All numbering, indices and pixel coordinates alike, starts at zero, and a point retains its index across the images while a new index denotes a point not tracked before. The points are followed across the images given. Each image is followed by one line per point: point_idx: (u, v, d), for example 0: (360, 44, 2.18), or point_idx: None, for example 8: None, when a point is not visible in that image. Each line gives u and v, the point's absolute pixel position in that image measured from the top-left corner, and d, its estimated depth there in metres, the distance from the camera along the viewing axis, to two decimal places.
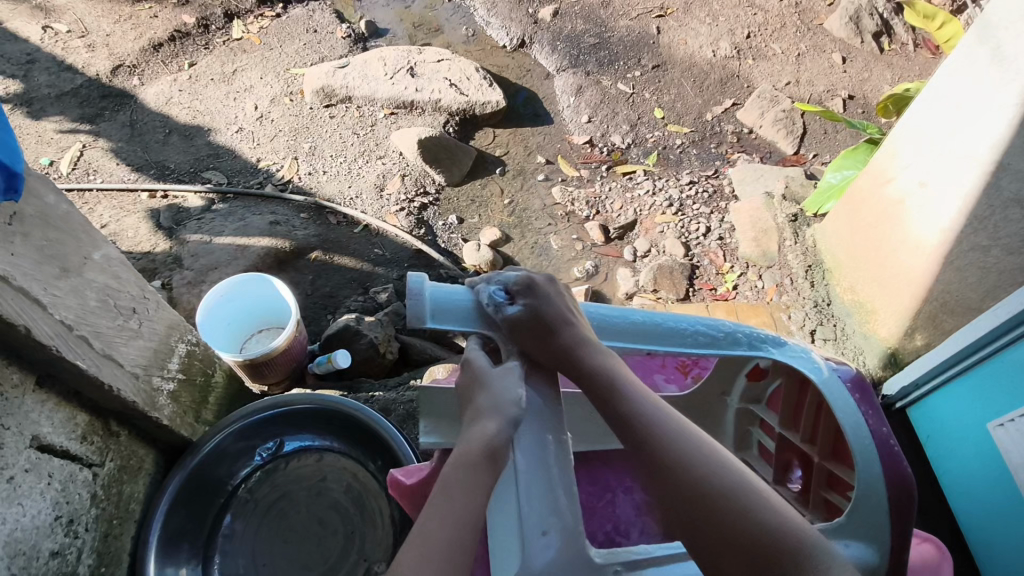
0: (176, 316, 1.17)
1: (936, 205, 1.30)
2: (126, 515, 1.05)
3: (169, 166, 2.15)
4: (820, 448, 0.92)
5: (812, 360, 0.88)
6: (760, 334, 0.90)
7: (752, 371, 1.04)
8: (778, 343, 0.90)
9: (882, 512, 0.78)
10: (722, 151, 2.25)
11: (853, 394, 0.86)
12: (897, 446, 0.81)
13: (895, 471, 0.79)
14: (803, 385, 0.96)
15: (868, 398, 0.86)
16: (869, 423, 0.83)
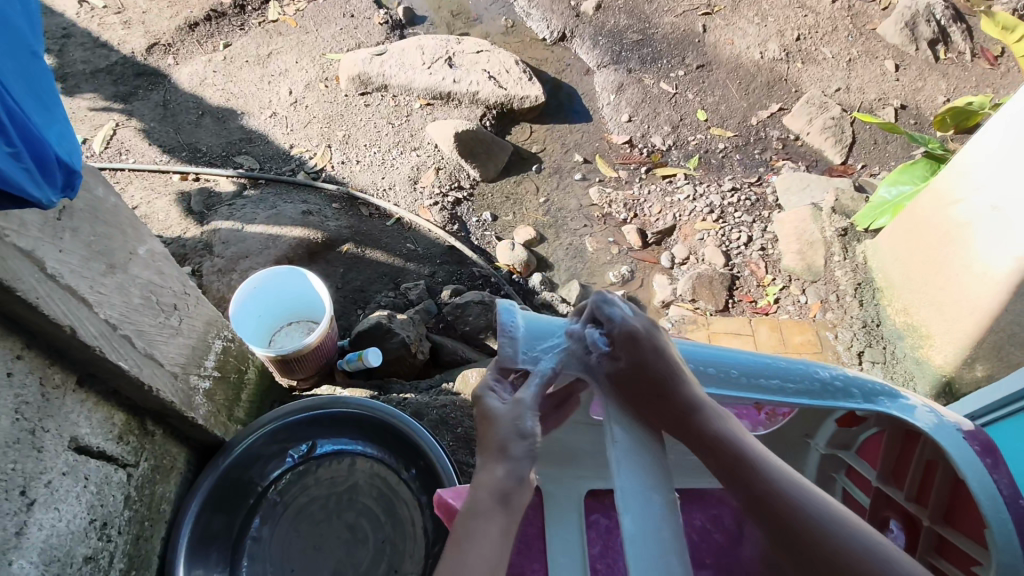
0: (214, 312, 1.13)
1: (1014, 231, 1.24)
2: (157, 516, 1.03)
3: (201, 148, 2.12)
4: (931, 510, 0.81)
5: (914, 408, 0.77)
6: (871, 385, 0.79)
7: (844, 415, 0.93)
8: (893, 396, 0.78)
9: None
10: (766, 158, 2.18)
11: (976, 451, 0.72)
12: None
13: None
14: (909, 438, 0.85)
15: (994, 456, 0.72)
16: (1002, 491, 0.69)
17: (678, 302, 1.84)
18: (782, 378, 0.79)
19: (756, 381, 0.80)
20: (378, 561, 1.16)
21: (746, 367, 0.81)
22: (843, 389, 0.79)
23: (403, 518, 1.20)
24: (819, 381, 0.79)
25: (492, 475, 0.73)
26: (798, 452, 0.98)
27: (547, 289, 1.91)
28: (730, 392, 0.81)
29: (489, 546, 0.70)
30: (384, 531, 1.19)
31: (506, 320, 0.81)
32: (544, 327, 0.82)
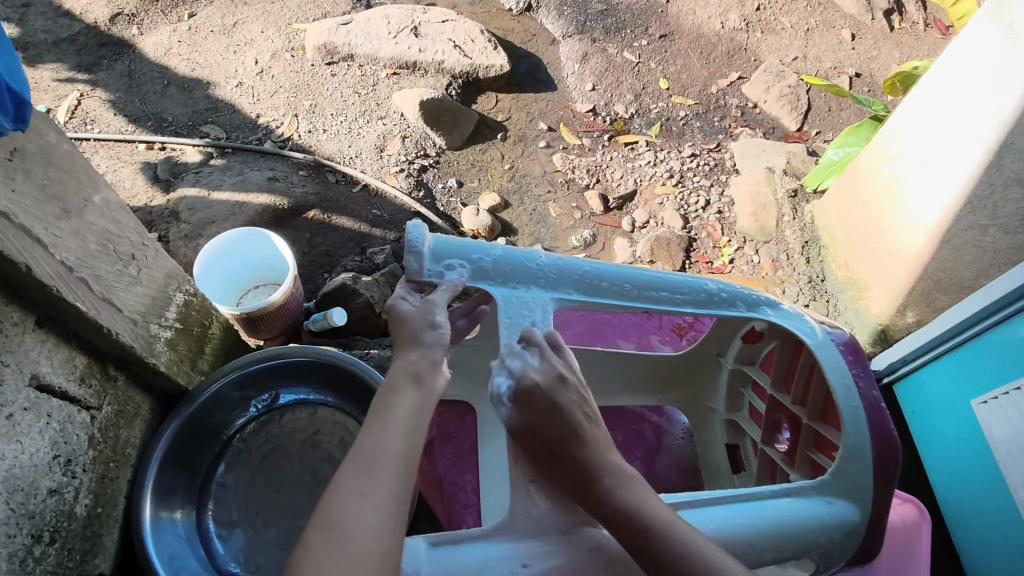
0: (175, 266, 1.17)
1: (938, 184, 1.29)
2: (122, 459, 1.07)
3: (167, 118, 2.13)
4: (810, 409, 0.93)
5: (808, 323, 0.91)
6: (758, 297, 0.92)
7: (749, 332, 1.05)
8: (775, 306, 0.92)
9: (866, 472, 0.83)
10: (725, 125, 2.24)
11: (846, 357, 0.88)
12: (886, 410, 0.85)
13: (882, 432, 0.83)
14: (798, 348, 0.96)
15: (860, 361, 0.88)
16: (860, 385, 0.86)
17: (637, 263, 1.90)
18: (670, 289, 0.90)
19: (650, 293, 0.89)
20: None
21: (637, 281, 0.89)
22: (725, 299, 0.91)
23: None
24: (705, 292, 0.90)
25: (405, 359, 0.81)
26: (712, 370, 1.13)
27: None
28: (622, 303, 0.88)
29: (402, 417, 0.75)
30: None
31: (414, 238, 0.83)
32: (450, 245, 0.85)
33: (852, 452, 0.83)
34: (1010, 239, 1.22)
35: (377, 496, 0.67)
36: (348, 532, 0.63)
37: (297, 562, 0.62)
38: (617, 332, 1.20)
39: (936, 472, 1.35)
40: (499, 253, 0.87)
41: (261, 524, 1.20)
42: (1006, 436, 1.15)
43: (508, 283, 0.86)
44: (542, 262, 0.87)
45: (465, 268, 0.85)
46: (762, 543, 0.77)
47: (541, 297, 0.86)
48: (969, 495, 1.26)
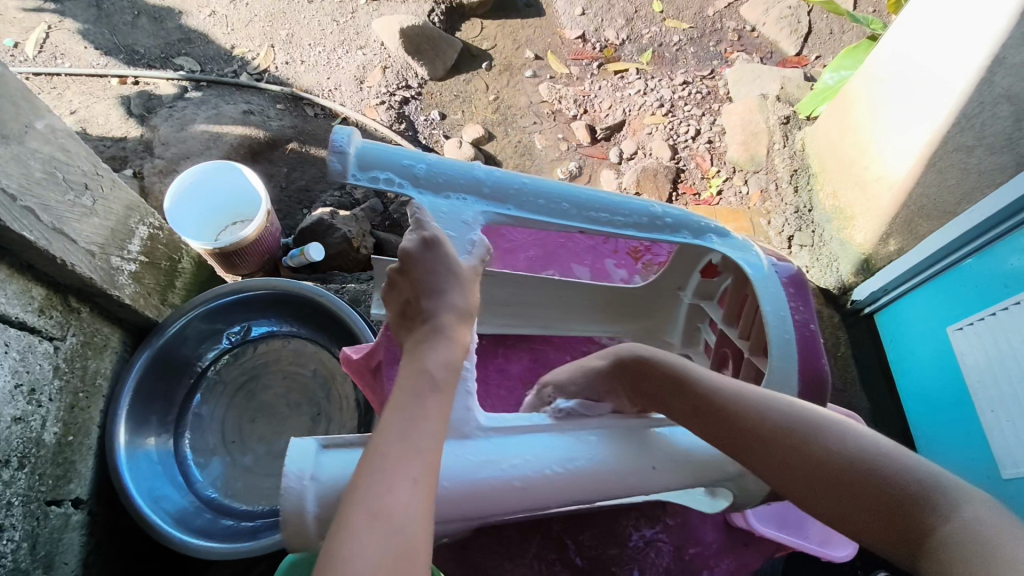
0: (135, 197, 1.15)
1: (930, 108, 1.23)
2: (93, 390, 1.08)
3: (139, 50, 2.05)
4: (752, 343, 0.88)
5: (754, 256, 0.83)
6: (702, 223, 0.84)
7: (707, 267, 1.01)
8: (723, 235, 0.84)
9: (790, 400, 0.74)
10: (721, 50, 2.14)
11: (786, 289, 0.82)
12: (819, 344, 0.78)
13: (810, 365, 0.76)
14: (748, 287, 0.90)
15: (802, 296, 0.82)
16: (795, 317, 0.78)
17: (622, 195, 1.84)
18: (610, 211, 0.78)
19: (587, 213, 0.78)
20: (313, 433, 1.25)
21: (576, 200, 0.77)
22: (670, 225, 0.81)
23: (338, 396, 1.27)
24: (650, 214, 0.80)
25: (462, 338, 0.68)
26: (670, 300, 1.09)
27: None
28: (557, 222, 0.77)
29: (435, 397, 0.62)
30: (320, 405, 1.27)
31: (338, 140, 0.68)
32: (383, 152, 0.70)
33: (779, 383, 0.74)
34: (995, 158, 1.16)
35: (427, 482, 0.56)
36: (404, 521, 0.52)
37: (341, 550, 0.50)
38: (571, 256, 1.13)
39: (913, 401, 1.36)
40: (432, 159, 0.73)
41: (238, 452, 1.23)
42: (979, 360, 1.16)
43: (435, 193, 0.73)
44: (475, 172, 0.75)
45: (392, 176, 0.71)
46: (667, 467, 0.68)
47: (471, 211, 0.74)
48: (942, 422, 1.28)
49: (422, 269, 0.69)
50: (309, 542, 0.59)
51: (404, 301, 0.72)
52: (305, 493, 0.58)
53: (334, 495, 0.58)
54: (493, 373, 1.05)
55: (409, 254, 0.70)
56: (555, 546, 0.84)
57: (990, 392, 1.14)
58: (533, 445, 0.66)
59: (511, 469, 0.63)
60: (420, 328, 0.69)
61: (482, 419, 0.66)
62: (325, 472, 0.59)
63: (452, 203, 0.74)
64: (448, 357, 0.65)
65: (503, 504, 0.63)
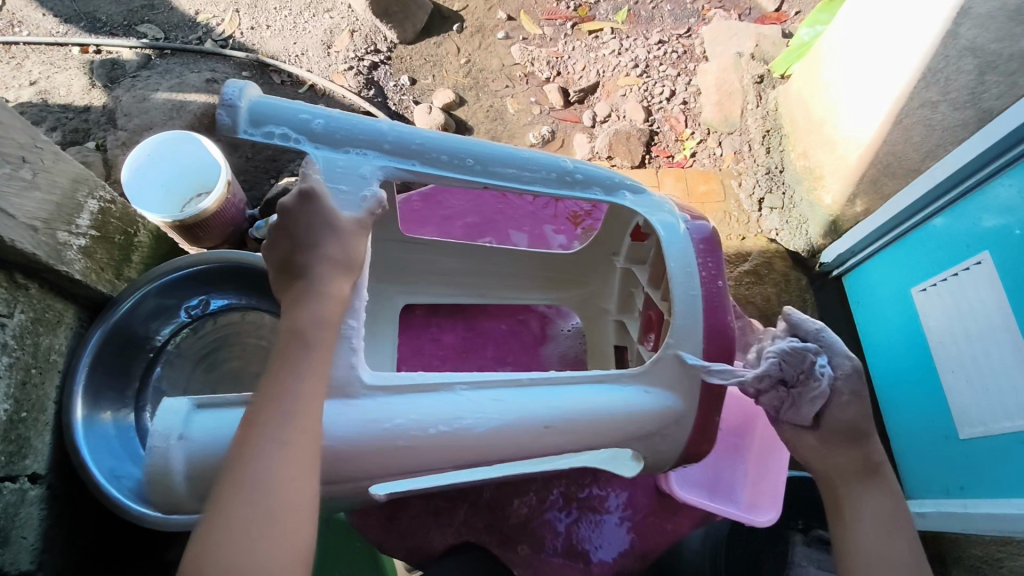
0: (81, 169, 1.13)
1: (898, 63, 1.19)
2: (47, 365, 1.07)
3: (100, 17, 1.99)
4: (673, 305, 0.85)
5: (665, 212, 0.83)
6: (617, 180, 0.82)
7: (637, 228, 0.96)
8: (634, 192, 0.83)
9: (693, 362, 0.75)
10: (698, 7, 2.07)
11: (695, 246, 0.80)
12: (727, 298, 0.78)
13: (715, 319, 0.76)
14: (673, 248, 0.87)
15: (713, 254, 0.80)
16: (702, 272, 0.78)
17: (596, 160, 1.80)
18: (517, 166, 0.77)
19: (491, 168, 0.76)
20: None
21: (481, 154, 0.75)
22: (580, 181, 0.79)
23: None
24: (560, 170, 0.78)
25: (340, 292, 0.65)
26: (605, 268, 1.06)
27: None
28: (461, 178, 0.75)
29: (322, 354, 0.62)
30: None
31: (227, 93, 0.67)
32: (274, 107, 0.69)
33: (680, 336, 0.76)
34: (959, 114, 1.13)
35: (300, 445, 0.57)
36: (270, 489, 0.53)
37: (212, 521, 0.52)
38: (508, 222, 1.15)
39: (879, 363, 1.37)
40: (331, 114, 0.72)
41: None
42: (940, 322, 1.16)
43: (333, 147, 0.72)
44: (377, 125, 0.73)
45: (286, 130, 0.69)
46: (560, 427, 0.71)
47: (369, 165, 0.72)
48: (904, 383, 1.29)
49: (303, 220, 0.66)
50: (182, 501, 0.63)
51: (277, 257, 0.66)
52: (169, 450, 0.62)
53: (198, 452, 0.62)
54: (427, 343, 1.11)
55: (286, 207, 0.67)
56: (484, 514, 1.00)
57: (950, 353, 1.14)
58: (416, 405, 0.67)
59: (395, 428, 0.65)
60: (293, 283, 0.65)
61: (366, 377, 0.67)
62: (192, 431, 0.63)
63: (349, 156, 0.71)
64: (323, 313, 0.63)
65: (390, 459, 0.65)
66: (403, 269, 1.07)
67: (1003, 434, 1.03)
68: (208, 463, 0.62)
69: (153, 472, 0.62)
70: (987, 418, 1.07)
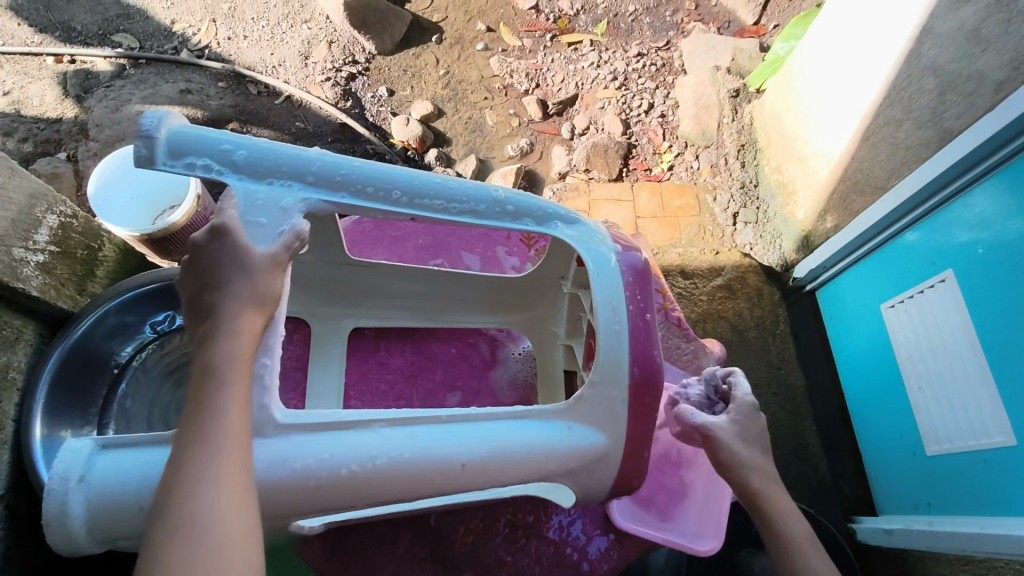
0: (41, 185, 1.11)
1: (863, 82, 1.20)
2: (5, 384, 1.06)
3: (75, 26, 1.98)
4: None
5: (600, 244, 0.82)
6: (552, 211, 0.82)
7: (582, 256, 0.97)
8: (568, 222, 0.82)
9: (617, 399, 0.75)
10: (677, 20, 2.08)
11: (626, 278, 0.80)
12: (655, 334, 0.78)
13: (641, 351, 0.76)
14: None
15: (643, 285, 0.80)
16: (629, 306, 0.78)
17: (573, 173, 1.80)
18: (445, 199, 0.77)
19: (418, 201, 0.76)
20: None
21: (408, 187, 0.75)
22: (511, 212, 0.79)
23: None
24: (490, 201, 0.78)
25: (252, 326, 0.64)
26: (554, 292, 1.05)
27: (443, 164, 1.89)
28: (387, 210, 0.75)
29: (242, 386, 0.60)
30: None
31: (147, 123, 0.67)
32: (194, 139, 0.69)
33: (605, 371, 0.75)
34: (920, 133, 1.13)
35: (232, 478, 0.55)
36: (207, 526, 0.52)
37: (144, 567, 0.50)
38: (460, 244, 1.14)
39: (851, 380, 1.36)
40: (255, 145, 0.72)
41: None
42: (908, 337, 1.15)
43: (256, 180, 0.71)
44: (303, 157, 0.73)
45: (209, 162, 0.69)
46: (478, 467, 0.69)
47: (291, 197, 0.71)
48: (875, 401, 1.28)
49: (209, 257, 0.66)
50: (79, 542, 0.64)
51: (191, 295, 0.67)
52: (68, 493, 0.63)
53: (96, 495, 0.63)
54: (374, 367, 1.08)
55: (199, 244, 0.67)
56: (427, 542, 0.98)
57: (918, 370, 1.13)
58: (333, 443, 0.65)
59: (307, 467, 0.64)
60: (202, 321, 0.65)
61: (278, 415, 0.65)
62: (93, 473, 0.64)
63: (272, 189, 0.71)
64: (234, 347, 0.62)
65: (313, 497, 0.64)
66: (364, 289, 1.06)
67: (971, 453, 1.03)
68: (105, 507, 0.63)
69: (53, 513, 0.63)
70: (954, 435, 1.06)
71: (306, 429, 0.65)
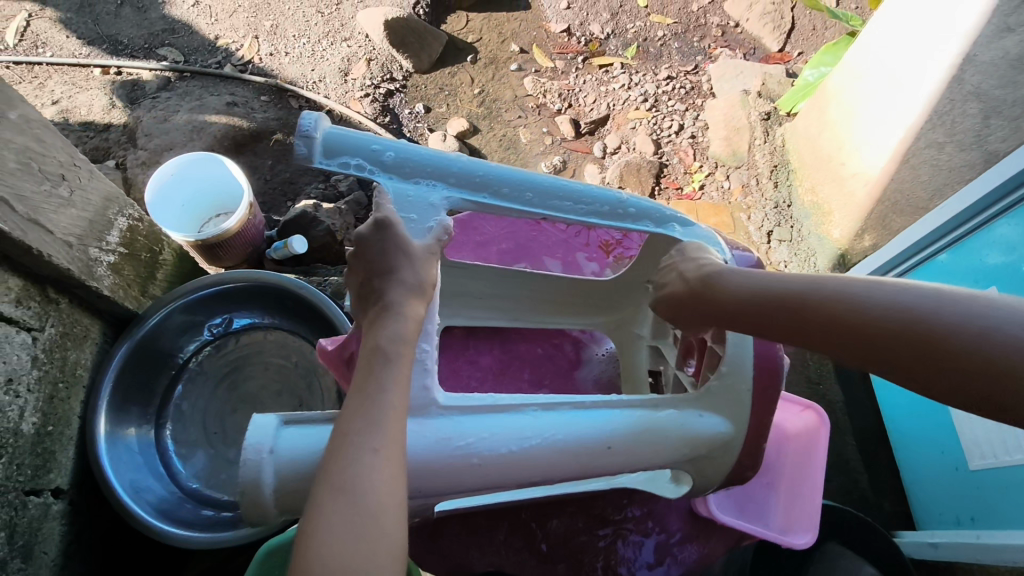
0: (114, 189, 1.15)
1: (902, 103, 1.25)
2: (73, 380, 1.08)
3: (122, 40, 2.03)
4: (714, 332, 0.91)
5: (715, 247, 0.87)
6: (668, 213, 0.88)
7: None
8: (683, 224, 0.89)
9: (743, 390, 0.80)
10: (705, 45, 2.15)
11: None
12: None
13: (763, 349, 0.80)
14: None
15: None
16: None
17: None
18: (576, 200, 0.81)
19: (550, 201, 0.80)
20: None
21: (540, 189, 0.80)
22: (633, 214, 0.84)
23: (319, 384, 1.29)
24: (615, 203, 0.82)
25: (416, 313, 0.71)
26: (638, 294, 1.08)
27: None
28: (522, 210, 0.80)
29: (399, 371, 0.65)
30: (302, 395, 1.29)
31: (305, 124, 0.70)
32: (351, 138, 0.73)
33: (729, 367, 0.80)
34: (964, 155, 1.19)
35: (388, 451, 0.59)
36: (363, 491, 0.56)
37: (312, 525, 0.55)
38: (543, 249, 1.18)
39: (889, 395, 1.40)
40: (401, 146, 0.76)
41: (219, 443, 1.24)
42: None
43: (404, 178, 0.77)
44: (444, 157, 0.78)
45: (362, 161, 0.73)
46: (622, 449, 0.73)
47: (436, 194, 0.77)
48: (914, 415, 1.31)
49: (376, 252, 0.73)
50: (267, 513, 0.65)
51: (360, 284, 0.75)
52: (262, 463, 0.64)
53: (288, 466, 0.64)
54: (463, 364, 1.13)
55: (363, 238, 0.74)
56: (524, 535, 0.99)
57: None
58: (489, 423, 0.70)
59: (468, 447, 0.68)
60: (374, 307, 0.72)
61: (439, 398, 0.70)
62: (281, 445, 0.65)
63: (419, 188, 0.77)
64: (401, 329, 0.68)
65: (453, 476, 0.67)
66: None
67: (1016, 464, 1.05)
68: (297, 480, 0.64)
69: (246, 487, 0.64)
70: (1000, 451, 1.08)
71: (460, 411, 0.70)
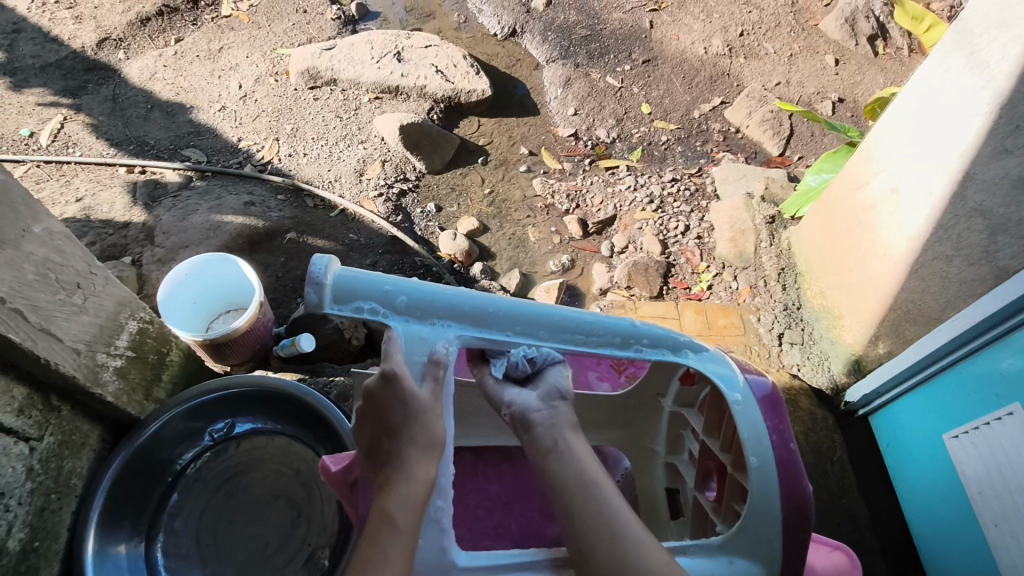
0: (127, 293, 1.16)
1: (903, 213, 1.28)
2: (66, 490, 1.04)
3: (149, 141, 2.13)
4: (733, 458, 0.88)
5: (726, 371, 0.86)
6: (680, 339, 0.87)
7: (686, 374, 1.03)
8: (697, 350, 0.87)
9: (774, 529, 0.77)
10: (707, 150, 2.24)
11: (760, 407, 0.83)
12: (800, 465, 0.80)
13: (792, 488, 0.78)
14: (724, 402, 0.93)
15: (776, 413, 0.83)
16: (771, 438, 0.81)
17: (614, 290, 1.87)
18: (585, 332, 0.82)
19: (562, 334, 0.82)
20: (291, 538, 1.20)
21: (552, 324, 0.81)
22: (647, 344, 0.84)
23: (320, 494, 1.24)
24: (627, 332, 0.84)
25: (426, 473, 0.70)
26: (652, 411, 1.11)
27: (488, 277, 1.94)
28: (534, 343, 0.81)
29: (402, 536, 0.65)
30: (300, 507, 1.24)
31: (316, 271, 0.73)
32: (360, 283, 0.76)
33: (759, 509, 0.77)
34: (974, 269, 1.20)
35: None
36: None
37: None
38: None
39: (916, 510, 1.34)
40: (413, 288, 0.78)
41: (212, 556, 1.18)
42: (978, 472, 1.14)
43: (416, 320, 0.78)
44: (457, 296, 0.80)
45: (375, 305, 0.76)
46: None
47: (445, 334, 0.79)
48: (943, 533, 1.26)
49: (389, 405, 0.73)
50: None
51: (370, 439, 0.74)
52: None
53: None
54: (472, 493, 1.11)
55: (374, 391, 0.74)
56: None
57: (992, 506, 1.11)
58: None
59: None
60: (383, 470, 0.71)
61: (457, 558, 0.73)
62: None
63: (432, 328, 0.78)
64: (411, 493, 0.68)
65: None
66: None
67: None
68: None
69: None
70: None
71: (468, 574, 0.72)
